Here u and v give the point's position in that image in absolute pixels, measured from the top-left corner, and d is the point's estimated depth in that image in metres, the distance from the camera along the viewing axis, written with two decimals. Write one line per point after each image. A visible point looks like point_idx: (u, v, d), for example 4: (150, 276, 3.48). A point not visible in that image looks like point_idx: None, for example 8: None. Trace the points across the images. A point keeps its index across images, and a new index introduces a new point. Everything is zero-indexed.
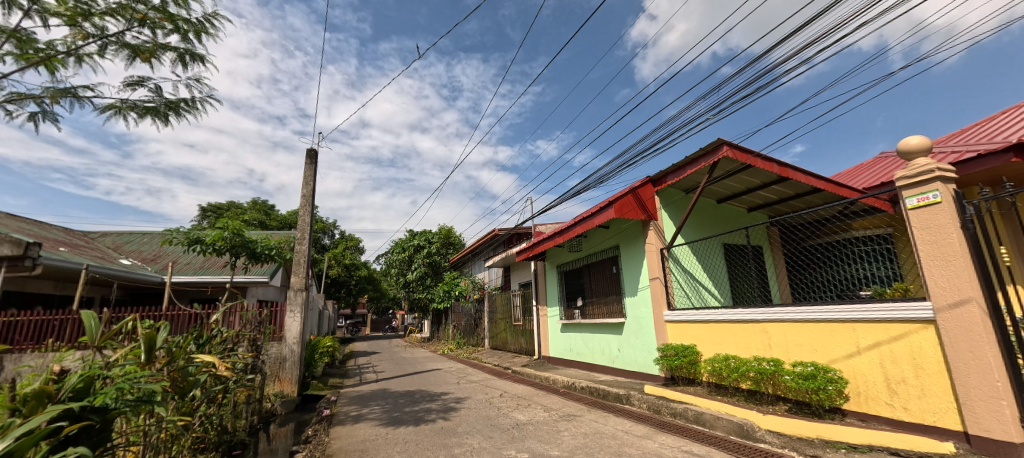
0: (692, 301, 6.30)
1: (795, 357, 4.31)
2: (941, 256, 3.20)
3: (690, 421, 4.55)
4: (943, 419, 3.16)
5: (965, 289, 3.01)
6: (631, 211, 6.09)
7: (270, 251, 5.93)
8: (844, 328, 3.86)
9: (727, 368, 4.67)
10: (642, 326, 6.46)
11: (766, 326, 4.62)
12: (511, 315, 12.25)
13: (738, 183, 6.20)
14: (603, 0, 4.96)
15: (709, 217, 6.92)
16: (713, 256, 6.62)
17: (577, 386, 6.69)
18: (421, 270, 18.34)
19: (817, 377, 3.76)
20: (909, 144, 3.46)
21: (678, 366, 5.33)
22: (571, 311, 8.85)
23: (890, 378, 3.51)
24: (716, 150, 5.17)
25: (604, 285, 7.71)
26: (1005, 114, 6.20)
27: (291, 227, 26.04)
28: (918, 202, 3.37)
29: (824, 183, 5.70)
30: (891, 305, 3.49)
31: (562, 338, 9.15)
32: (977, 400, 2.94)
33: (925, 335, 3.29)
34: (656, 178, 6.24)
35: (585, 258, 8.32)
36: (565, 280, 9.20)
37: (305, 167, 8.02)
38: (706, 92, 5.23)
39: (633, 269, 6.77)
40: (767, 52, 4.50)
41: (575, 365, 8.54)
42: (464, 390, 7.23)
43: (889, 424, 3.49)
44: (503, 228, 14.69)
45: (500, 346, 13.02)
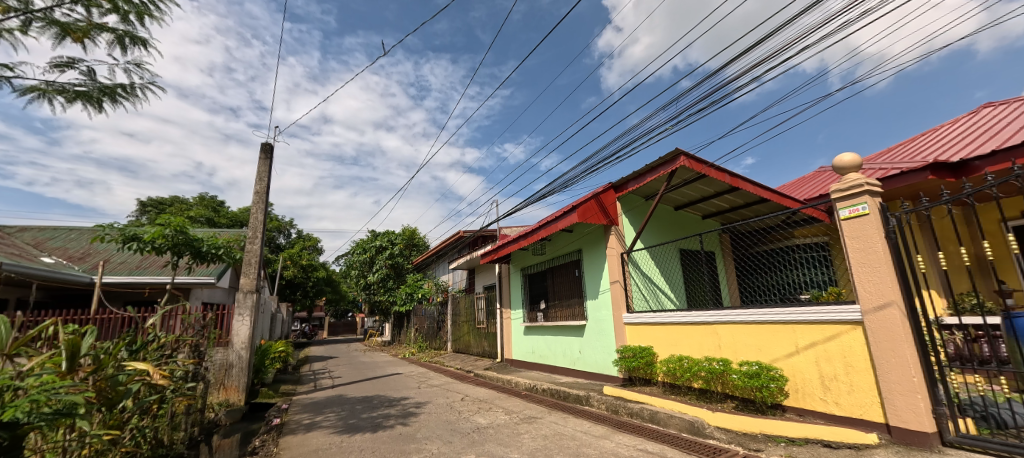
0: (650, 304, 6.53)
1: (742, 357, 4.56)
2: (868, 263, 3.51)
3: (645, 420, 4.71)
4: (869, 412, 3.46)
5: (888, 293, 3.31)
6: (594, 216, 6.24)
7: (218, 250, 5.56)
8: (786, 329, 4.14)
9: (681, 368, 4.87)
10: (603, 328, 6.62)
11: (717, 328, 4.86)
12: (474, 318, 12.18)
13: (694, 191, 6.51)
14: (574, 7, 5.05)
15: (667, 223, 7.22)
16: (670, 261, 6.91)
17: (539, 388, 6.75)
18: (382, 271, 17.86)
19: (760, 375, 4.01)
20: (843, 161, 3.78)
21: (636, 367, 5.51)
22: (534, 314, 8.93)
23: (825, 375, 3.80)
24: (674, 159, 5.40)
25: (567, 288, 7.83)
26: (924, 136, 6.92)
27: (243, 225, 24.58)
28: (849, 213, 3.68)
29: (770, 194, 6.11)
30: (826, 308, 3.78)
31: (525, 341, 9.20)
32: (896, 395, 3.23)
33: (854, 336, 3.59)
34: (618, 184, 6.43)
35: (549, 261, 8.42)
36: (529, 283, 9.28)
37: (259, 162, 7.60)
38: (666, 104, 5.56)
39: (594, 273, 6.92)
40: (722, 68, 4.91)
41: (537, 368, 8.61)
42: (425, 394, 7.10)
43: (823, 418, 3.78)
44: (468, 231, 14.60)
45: (463, 349, 12.89)
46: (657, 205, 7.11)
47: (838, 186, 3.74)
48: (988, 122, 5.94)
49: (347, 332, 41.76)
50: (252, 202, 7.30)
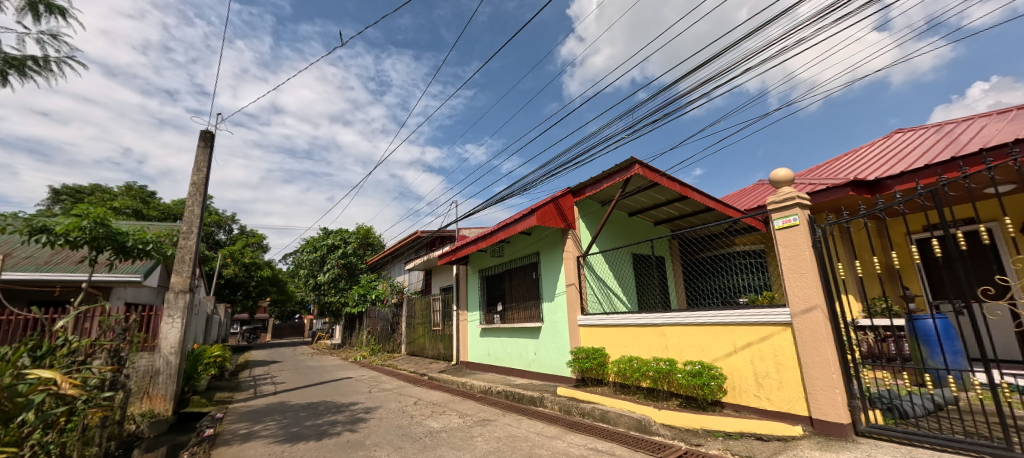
0: (603, 306, 6.73)
1: (687, 357, 4.81)
2: (797, 269, 3.82)
3: (596, 419, 4.84)
4: (795, 406, 3.77)
5: (813, 298, 3.63)
6: (552, 219, 6.33)
7: (146, 246, 5.07)
8: (725, 330, 4.41)
9: (631, 368, 5.05)
10: (558, 330, 6.73)
11: (665, 329, 5.09)
12: (430, 320, 11.96)
13: (647, 198, 6.80)
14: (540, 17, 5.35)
15: (621, 228, 7.48)
16: (623, 265, 7.17)
17: (494, 391, 6.74)
18: (334, 271, 17.08)
19: (702, 374, 4.25)
20: (778, 175, 4.10)
21: (588, 368, 5.65)
22: (491, 316, 8.93)
23: (758, 373, 4.09)
24: (629, 168, 5.62)
25: (524, 290, 7.89)
26: (847, 155, 7.67)
27: (177, 219, 22.57)
28: (782, 223, 3.99)
29: (715, 203, 6.51)
30: (761, 311, 4.08)
31: (481, 343, 9.18)
32: (818, 390, 3.55)
33: (784, 336, 3.89)
34: (576, 189, 6.58)
35: (507, 263, 8.44)
36: (486, 284, 9.27)
37: (197, 150, 7.03)
38: (624, 115, 6.09)
39: (551, 275, 7.02)
40: (675, 84, 5.49)
41: (492, 370, 8.60)
42: (375, 399, 6.85)
43: (756, 413, 4.07)
44: (426, 231, 14.33)
45: (418, 351, 12.62)
46: (613, 211, 7.34)
47: (774, 199, 4.04)
48: (898, 147, 6.69)
49: (294, 334, 39.54)
50: (188, 194, 6.73)
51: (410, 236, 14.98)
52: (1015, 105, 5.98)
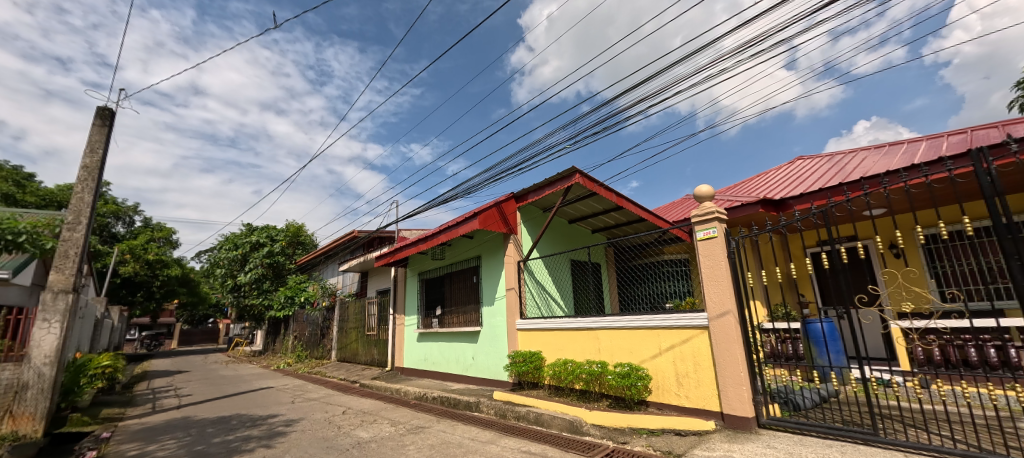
0: (541, 311, 6.86)
1: (618, 359, 5.05)
2: (714, 276, 4.19)
3: (531, 422, 4.90)
4: (709, 403, 4.12)
5: (727, 304, 3.99)
6: (494, 224, 6.36)
7: (16, 237, 4.29)
8: (652, 333, 4.70)
9: (565, 371, 5.20)
10: (496, 334, 6.74)
11: (598, 333, 5.31)
12: (364, 324, 11.42)
13: (586, 207, 7.08)
14: (485, 22, 5.47)
15: (561, 235, 7.71)
16: (562, 270, 7.40)
17: (429, 396, 6.58)
18: (257, 271, 15.66)
19: (630, 375, 4.50)
20: (702, 191, 4.47)
21: (525, 371, 5.73)
22: (429, 320, 8.74)
23: (679, 373, 4.41)
24: (569, 177, 5.82)
25: (464, 294, 7.82)
26: (760, 176, 8.57)
27: (60, 208, 19.37)
28: (703, 235, 4.36)
29: (647, 214, 6.93)
30: (682, 315, 4.41)
31: (417, 348, 8.93)
32: (729, 387, 3.91)
33: (703, 339, 4.23)
34: (519, 195, 6.67)
35: (448, 266, 8.32)
36: (425, 288, 9.06)
37: (92, 129, 6.11)
38: (568, 124, 6.36)
39: (492, 279, 7.04)
40: (615, 100, 5.83)
41: (429, 375, 8.40)
42: (298, 410, 6.37)
43: (676, 410, 4.39)
44: (363, 231, 13.69)
45: (349, 357, 11.96)
46: (553, 217, 7.54)
47: (697, 212, 4.40)
48: (799, 172, 7.62)
49: (204, 340, 35.55)
50: (76, 179, 5.80)
51: (346, 235, 14.24)
52: (888, 143, 7.08)
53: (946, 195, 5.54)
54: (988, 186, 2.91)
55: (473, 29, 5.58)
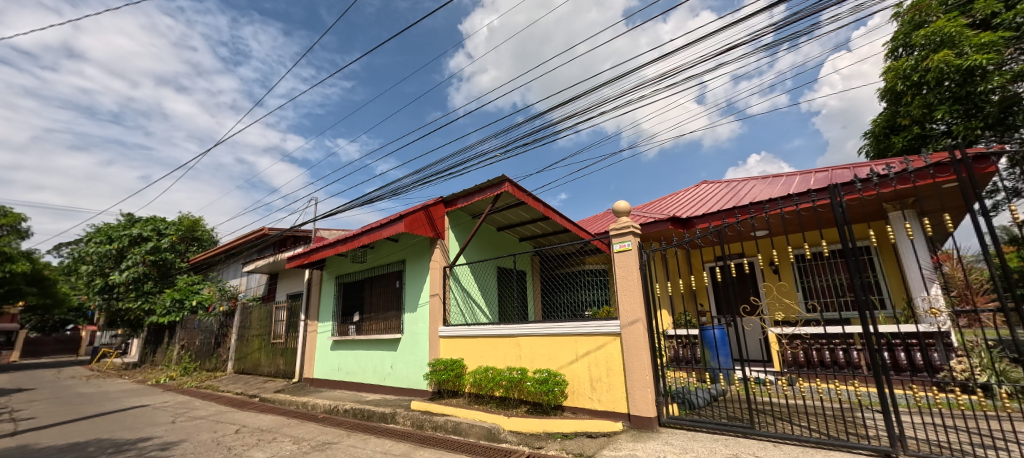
0: (465, 318, 6.80)
1: (538, 365, 5.17)
2: (628, 286, 4.48)
3: (448, 432, 4.80)
4: (618, 405, 4.38)
5: (637, 312, 4.30)
6: (421, 227, 6.19)
7: None
8: (570, 340, 4.90)
9: (486, 378, 5.19)
10: (417, 341, 6.52)
11: (519, 340, 5.40)
12: (269, 331, 10.37)
13: (514, 215, 7.20)
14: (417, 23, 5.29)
15: (488, 241, 7.74)
16: (487, 277, 7.42)
17: (340, 409, 6.14)
18: (137, 270, 13.47)
19: (548, 381, 4.63)
20: (619, 206, 4.79)
21: (445, 380, 5.61)
22: (345, 327, 8.21)
23: (593, 378, 4.63)
24: (498, 185, 5.88)
25: (385, 300, 7.47)
26: (673, 195, 9.45)
27: None
28: (620, 247, 4.67)
29: (572, 225, 7.25)
30: (598, 323, 4.65)
31: (330, 357, 8.33)
32: (636, 390, 4.21)
33: (615, 345, 4.50)
34: (448, 200, 6.58)
35: (369, 270, 7.89)
36: (342, 292, 8.51)
37: None
38: (501, 133, 6.49)
39: (415, 284, 6.82)
40: (547, 112, 6.03)
41: (342, 386, 7.86)
42: (180, 431, 5.55)
43: (589, 413, 4.61)
44: (274, 229, 12.47)
45: (249, 369, 10.76)
46: (482, 224, 7.55)
47: (615, 226, 4.71)
48: (703, 195, 8.54)
49: (59, 352, 29.63)
50: None
51: (254, 233, 12.85)
52: (772, 174, 8.25)
53: (811, 221, 6.58)
54: (840, 215, 3.51)
55: (409, 28, 5.41)
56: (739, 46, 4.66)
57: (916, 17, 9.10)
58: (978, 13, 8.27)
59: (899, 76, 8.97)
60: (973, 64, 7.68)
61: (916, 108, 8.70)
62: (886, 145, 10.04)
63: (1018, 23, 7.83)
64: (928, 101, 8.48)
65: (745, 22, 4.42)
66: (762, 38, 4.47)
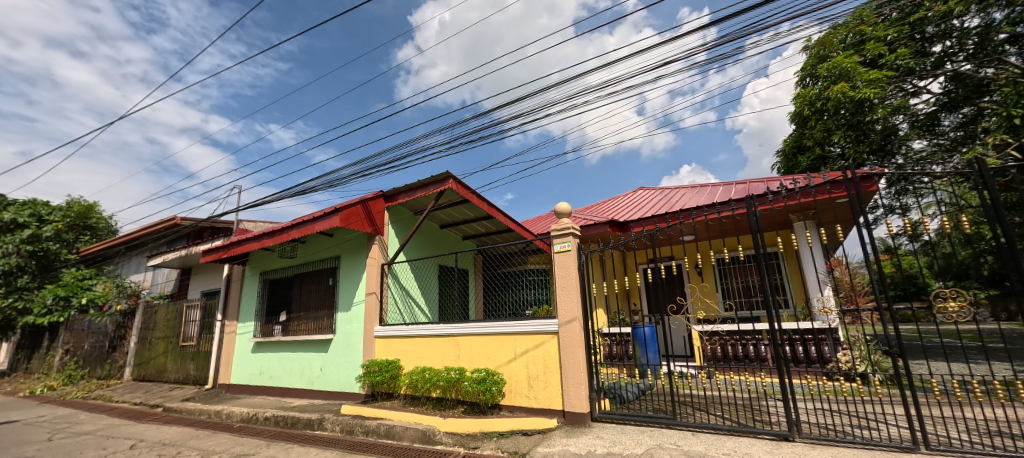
0: (403, 317, 6.59)
1: (475, 364, 5.13)
2: (566, 286, 4.60)
3: (381, 436, 4.60)
4: (554, 403, 4.47)
5: (574, 311, 4.42)
6: (358, 222, 5.87)
7: None
8: (509, 339, 4.92)
9: (422, 379, 5.05)
10: (350, 342, 6.19)
11: (458, 339, 5.32)
12: (178, 333, 9.28)
13: (458, 213, 7.12)
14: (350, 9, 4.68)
15: (430, 239, 7.57)
16: (428, 275, 7.25)
17: (260, 417, 5.65)
18: (8, 262, 11.36)
19: (486, 380, 4.61)
20: (561, 208, 4.90)
21: (379, 382, 5.38)
22: (269, 327, 7.58)
23: (530, 376, 4.69)
24: (442, 181, 5.76)
25: (316, 299, 7.00)
26: (612, 200, 9.91)
27: None
28: (560, 248, 4.77)
29: (515, 225, 7.31)
30: (537, 322, 4.71)
31: (251, 360, 7.64)
32: (571, 388, 4.33)
33: (552, 344, 4.59)
34: (390, 194, 6.34)
35: (299, 265, 7.36)
36: (267, 290, 7.84)
37: None
38: (445, 129, 6.25)
39: (350, 282, 6.46)
40: (492, 111, 5.96)
41: (263, 392, 7.25)
42: (57, 450, 4.77)
43: (525, 411, 4.65)
44: (189, 219, 11.21)
45: (153, 375, 9.55)
46: (424, 220, 7.36)
47: (557, 227, 4.81)
48: (639, 201, 9.04)
49: None
50: None
51: (165, 223, 11.46)
52: (699, 184, 8.97)
53: (731, 228, 7.23)
54: (755, 223, 3.88)
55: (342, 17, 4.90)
56: (674, 62, 4.93)
57: (821, 51, 10.36)
58: (868, 53, 9.58)
59: (807, 102, 10.17)
60: (864, 96, 8.89)
61: (819, 131, 9.93)
62: (794, 163, 11.33)
63: (897, 65, 9.17)
64: (828, 126, 9.69)
65: (681, 39, 4.67)
66: (692, 57, 4.77)
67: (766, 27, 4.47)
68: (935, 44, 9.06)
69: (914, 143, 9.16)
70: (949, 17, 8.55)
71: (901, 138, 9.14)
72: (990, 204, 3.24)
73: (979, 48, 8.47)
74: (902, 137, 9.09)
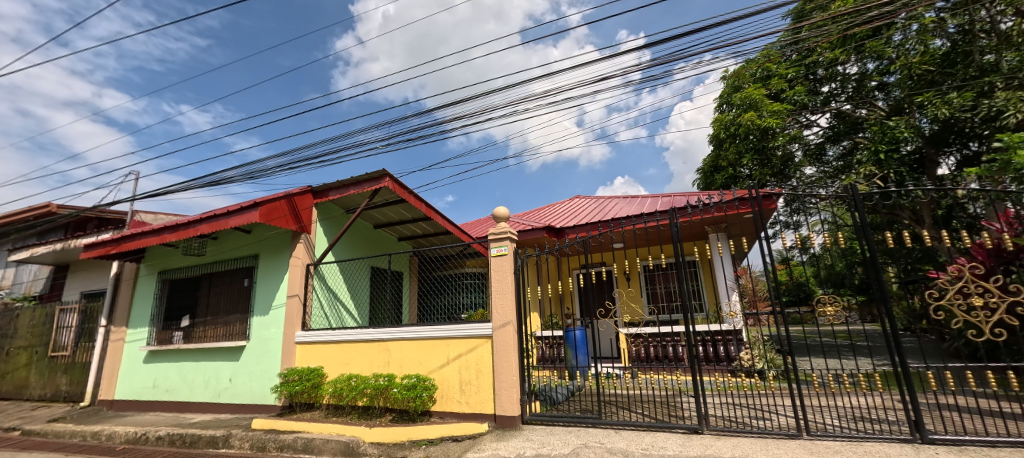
0: (329, 322, 6.18)
1: (406, 370, 4.96)
2: (501, 290, 4.62)
3: (297, 451, 4.26)
4: (485, 407, 4.45)
5: (508, 315, 4.45)
6: (281, 219, 5.40)
7: None
8: (442, 344, 4.82)
9: (348, 387, 4.77)
10: (266, 349, 5.66)
11: (389, 345, 5.11)
12: (47, 342, 7.86)
13: (393, 213, 6.86)
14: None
15: (363, 239, 7.21)
16: (358, 277, 6.88)
17: (152, 436, 4.96)
18: None
19: (416, 386, 4.47)
20: (499, 212, 4.93)
21: (299, 392, 4.98)
22: (168, 334, 6.70)
23: (463, 381, 4.63)
24: (378, 179, 5.51)
25: (227, 302, 6.33)
26: (549, 207, 10.18)
27: None
28: (497, 252, 4.79)
29: (453, 228, 7.21)
30: (471, 326, 4.67)
31: (143, 371, 6.69)
32: (502, 391, 4.34)
33: (485, 348, 4.58)
34: (319, 190, 5.93)
35: (208, 264, 6.61)
36: (167, 291, 6.92)
37: None
38: (384, 125, 5.84)
39: (268, 283, 5.93)
40: (437, 110, 5.75)
41: (156, 408, 6.37)
42: None
43: (456, 417, 4.59)
44: (68, 207, 9.60)
45: (9, 392, 7.97)
46: (356, 219, 6.99)
47: (494, 231, 4.83)
48: (575, 208, 9.40)
49: None
50: None
51: (35, 211, 9.70)
52: (629, 195, 9.56)
53: (655, 238, 7.79)
54: (676, 234, 4.20)
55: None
56: (611, 78, 5.05)
57: (735, 82, 11.56)
58: (773, 87, 10.87)
59: (723, 126, 11.30)
60: (768, 125, 10.11)
61: (732, 153, 11.10)
62: (711, 180, 12.51)
63: (795, 100, 10.54)
64: (739, 149, 10.86)
65: (616, 57, 4.80)
66: (629, 75, 4.91)
67: (690, 54, 4.68)
68: (824, 84, 10.54)
69: (806, 169, 10.55)
70: (835, 63, 10.02)
71: (796, 164, 10.48)
72: (860, 224, 3.81)
73: (856, 91, 9.99)
74: (797, 163, 10.44)
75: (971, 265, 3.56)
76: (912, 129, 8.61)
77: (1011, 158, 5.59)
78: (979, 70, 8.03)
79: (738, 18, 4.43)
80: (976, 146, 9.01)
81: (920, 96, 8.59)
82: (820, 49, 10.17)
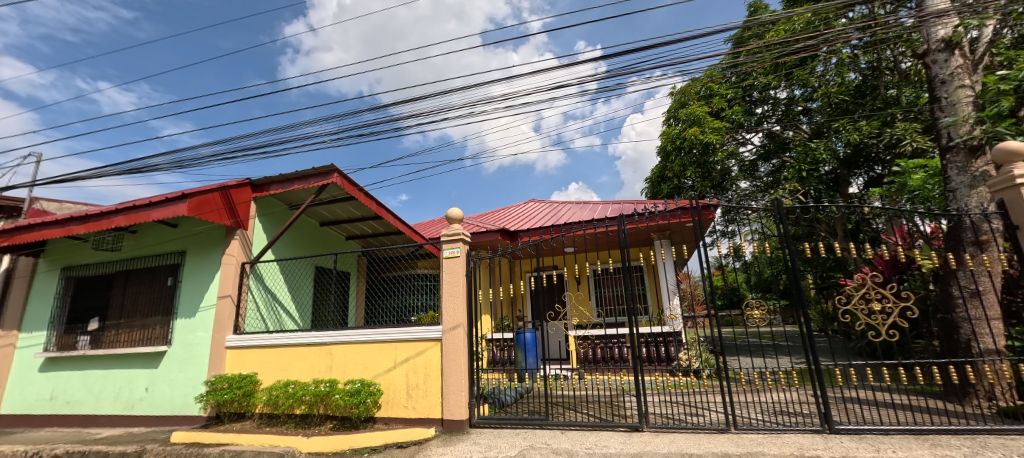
0: (265, 325, 5.77)
1: (350, 375, 4.74)
2: (452, 292, 4.56)
3: None
4: (432, 411, 4.36)
5: (459, 318, 4.41)
6: (213, 213, 4.97)
7: None
8: (389, 347, 4.66)
9: (285, 394, 4.47)
10: (192, 354, 5.18)
11: (331, 349, 4.86)
12: None
13: (340, 211, 6.55)
14: None
15: (306, 237, 6.83)
16: (300, 278, 6.50)
17: (46, 455, 4.35)
18: None
19: (360, 392, 4.29)
20: (453, 214, 4.87)
21: (227, 400, 4.59)
22: (70, 338, 5.92)
23: (410, 385, 4.51)
24: (325, 174, 5.24)
25: (146, 303, 5.71)
26: (504, 209, 10.21)
27: None
28: (450, 254, 4.73)
29: (405, 228, 7.02)
30: (421, 329, 4.56)
31: (37, 381, 5.87)
32: (451, 394, 4.28)
33: (435, 351, 4.49)
34: (259, 183, 5.53)
35: (124, 261, 5.94)
36: (71, 290, 6.13)
37: None
38: (333, 117, 5.47)
39: (196, 282, 5.44)
40: (392, 105, 5.50)
41: (53, 423, 5.60)
42: None
43: (401, 422, 4.45)
44: None
45: None
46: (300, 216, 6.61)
47: (447, 232, 4.77)
48: (528, 212, 9.51)
49: None
50: None
51: None
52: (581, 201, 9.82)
53: (604, 243, 8.07)
54: (623, 239, 4.37)
55: None
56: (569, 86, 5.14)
57: (682, 98, 12.29)
58: (714, 105, 11.69)
59: (670, 139, 11.97)
60: (709, 140, 10.84)
61: (677, 165, 11.77)
62: (657, 189, 13.17)
63: (733, 118, 11.39)
64: (683, 162, 11.55)
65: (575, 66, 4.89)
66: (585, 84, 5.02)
67: (640, 70, 4.85)
68: (758, 106, 11.51)
69: (741, 183, 11.42)
70: (767, 87, 10.99)
71: (732, 178, 11.32)
72: (784, 235, 4.18)
73: (784, 114, 11.00)
74: (733, 177, 11.25)
75: (872, 274, 3.99)
76: (830, 151, 9.64)
77: (905, 182, 6.44)
78: (884, 102, 9.28)
79: (683, 39, 4.57)
80: (879, 170, 10.28)
81: (837, 122, 9.65)
82: (756, 74, 11.09)
